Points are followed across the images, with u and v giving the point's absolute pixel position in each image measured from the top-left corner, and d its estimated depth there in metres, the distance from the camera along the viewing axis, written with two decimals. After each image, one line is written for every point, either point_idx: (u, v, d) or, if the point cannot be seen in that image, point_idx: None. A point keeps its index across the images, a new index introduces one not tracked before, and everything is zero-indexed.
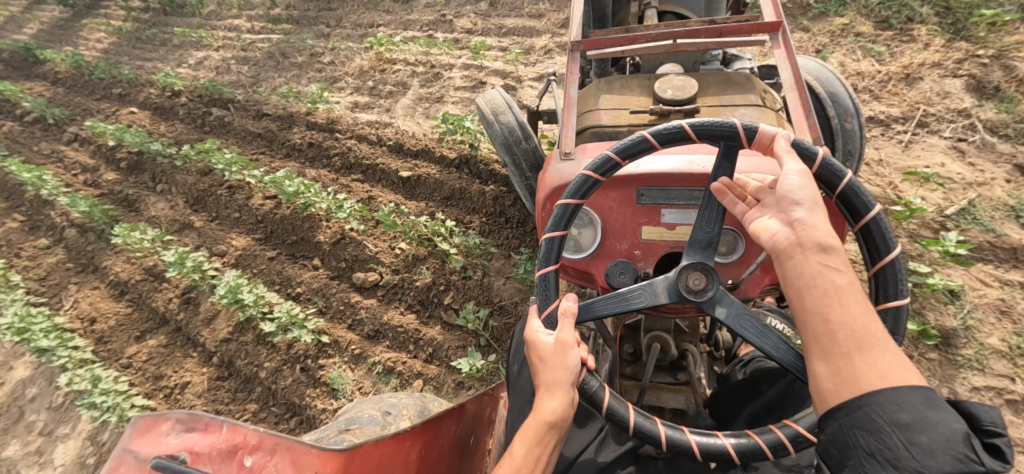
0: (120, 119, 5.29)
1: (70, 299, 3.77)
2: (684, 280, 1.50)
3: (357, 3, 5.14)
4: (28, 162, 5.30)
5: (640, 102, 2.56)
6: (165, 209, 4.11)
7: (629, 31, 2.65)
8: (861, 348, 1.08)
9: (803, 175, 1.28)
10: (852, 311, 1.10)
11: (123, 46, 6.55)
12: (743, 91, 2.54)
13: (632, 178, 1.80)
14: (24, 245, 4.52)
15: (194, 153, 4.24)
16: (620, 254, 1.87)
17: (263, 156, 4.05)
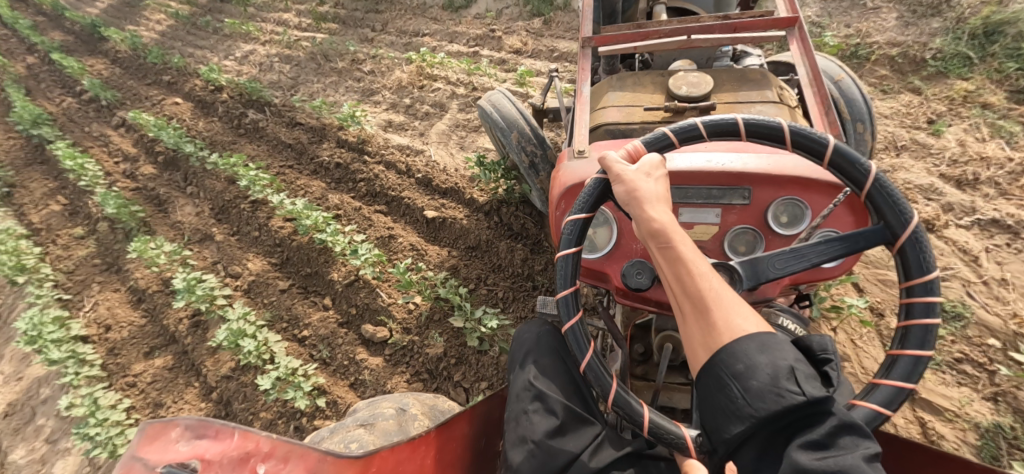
0: (163, 109, 5.24)
1: (91, 301, 3.75)
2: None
3: (408, 10, 4.88)
4: (77, 144, 5.37)
5: (653, 98, 2.54)
6: (190, 215, 4.01)
7: (643, 27, 2.72)
8: (714, 314, 1.21)
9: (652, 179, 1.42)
10: (696, 285, 1.24)
11: (179, 30, 6.54)
12: (760, 88, 2.54)
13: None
14: (60, 232, 4.56)
15: (222, 162, 4.07)
16: (637, 254, 1.78)
17: (289, 173, 3.83)
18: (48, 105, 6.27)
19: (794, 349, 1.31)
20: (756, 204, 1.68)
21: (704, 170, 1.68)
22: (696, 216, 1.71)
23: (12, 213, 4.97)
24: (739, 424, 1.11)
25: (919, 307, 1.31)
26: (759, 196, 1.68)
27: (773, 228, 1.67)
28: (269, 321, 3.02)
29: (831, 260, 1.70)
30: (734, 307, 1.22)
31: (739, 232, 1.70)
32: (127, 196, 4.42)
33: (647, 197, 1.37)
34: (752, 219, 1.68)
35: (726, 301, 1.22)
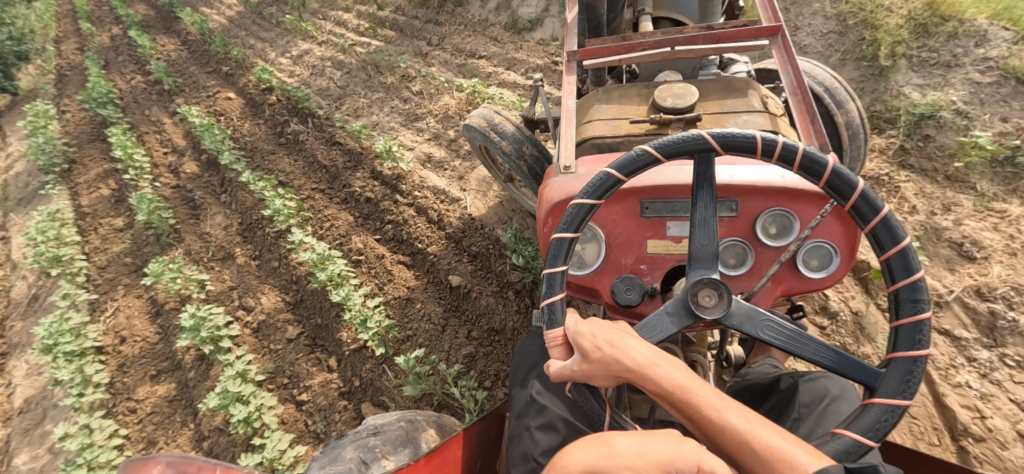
0: (215, 102, 5.15)
1: (112, 307, 3.69)
2: (695, 302, 1.51)
3: (468, 27, 4.51)
4: (134, 127, 5.40)
5: (639, 111, 2.42)
6: (219, 227, 3.88)
7: (625, 38, 2.62)
8: (756, 465, 1.20)
9: (637, 341, 1.42)
10: (720, 436, 1.26)
11: (246, 17, 6.45)
12: (746, 97, 2.43)
13: (635, 191, 1.81)
14: (102, 220, 4.56)
15: (257, 179, 3.87)
16: (627, 268, 1.88)
17: (316, 200, 3.57)
18: (117, 81, 6.36)
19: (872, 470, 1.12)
20: (744, 217, 1.77)
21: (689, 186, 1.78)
22: (683, 229, 1.84)
23: (66, 192, 5.05)
24: None
25: (905, 288, 1.37)
26: (746, 207, 1.76)
27: (762, 239, 1.76)
28: (269, 373, 2.80)
29: (822, 268, 1.77)
30: (767, 442, 1.21)
31: (729, 246, 1.80)
32: (166, 196, 4.34)
33: (632, 360, 1.36)
34: (741, 233, 1.78)
35: (760, 442, 1.21)
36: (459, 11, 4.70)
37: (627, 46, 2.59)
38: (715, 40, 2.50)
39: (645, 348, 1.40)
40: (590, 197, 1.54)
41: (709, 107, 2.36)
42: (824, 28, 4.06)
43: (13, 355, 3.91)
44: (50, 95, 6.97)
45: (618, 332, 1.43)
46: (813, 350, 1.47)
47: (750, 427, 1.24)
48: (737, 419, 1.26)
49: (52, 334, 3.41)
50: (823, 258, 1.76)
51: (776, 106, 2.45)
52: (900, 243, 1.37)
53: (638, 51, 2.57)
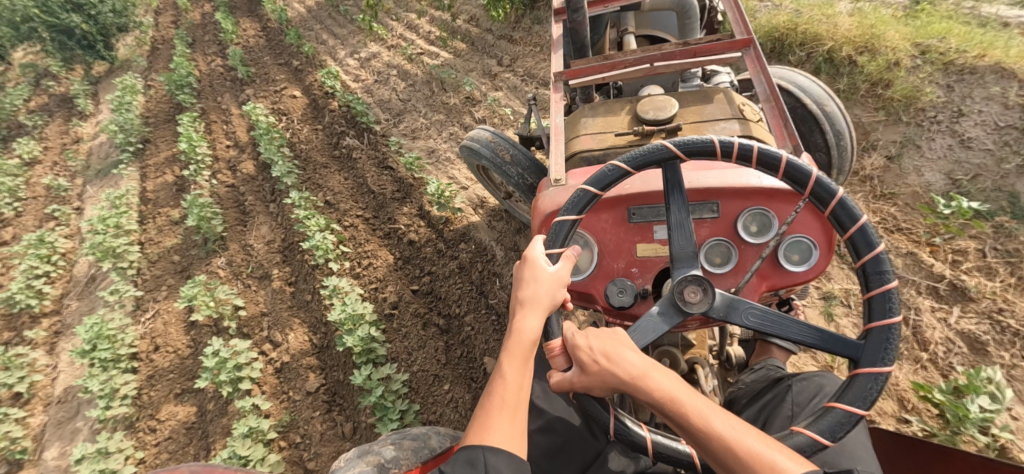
0: (280, 99, 5.05)
1: (153, 309, 3.66)
2: (683, 299, 1.62)
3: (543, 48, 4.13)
4: (205, 114, 5.44)
5: (621, 123, 2.45)
6: (263, 239, 3.75)
7: (607, 57, 2.71)
8: (738, 468, 1.31)
9: (632, 350, 1.51)
10: (704, 442, 1.36)
11: (324, 9, 6.35)
12: (725, 107, 2.44)
13: (621, 200, 1.92)
14: (161, 210, 4.58)
15: (305, 201, 3.58)
16: (619, 272, 1.97)
17: (356, 232, 3.33)
18: (198, 62, 6.44)
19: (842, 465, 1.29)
20: (724, 217, 1.83)
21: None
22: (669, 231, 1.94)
23: (136, 174, 5.14)
24: None
25: (872, 264, 1.50)
26: (726, 208, 1.82)
27: (742, 235, 1.80)
28: (283, 429, 2.62)
29: (804, 261, 1.79)
30: (750, 447, 1.32)
31: (713, 245, 1.83)
32: (219, 195, 4.28)
33: (630, 371, 1.46)
34: (723, 232, 1.82)
35: (745, 449, 1.32)
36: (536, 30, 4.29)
37: (610, 65, 2.65)
38: (692, 53, 2.60)
39: (639, 357, 1.49)
40: (571, 212, 1.74)
41: (688, 117, 2.38)
42: (1002, 120, 3.06)
43: (65, 336, 4.01)
44: (141, 68, 7.24)
45: (613, 340, 1.53)
46: (796, 331, 1.58)
47: (734, 434, 1.34)
48: (721, 427, 1.36)
49: (92, 338, 3.39)
50: (804, 252, 1.77)
51: (751, 113, 2.46)
52: (857, 223, 1.52)
53: (622, 69, 2.65)
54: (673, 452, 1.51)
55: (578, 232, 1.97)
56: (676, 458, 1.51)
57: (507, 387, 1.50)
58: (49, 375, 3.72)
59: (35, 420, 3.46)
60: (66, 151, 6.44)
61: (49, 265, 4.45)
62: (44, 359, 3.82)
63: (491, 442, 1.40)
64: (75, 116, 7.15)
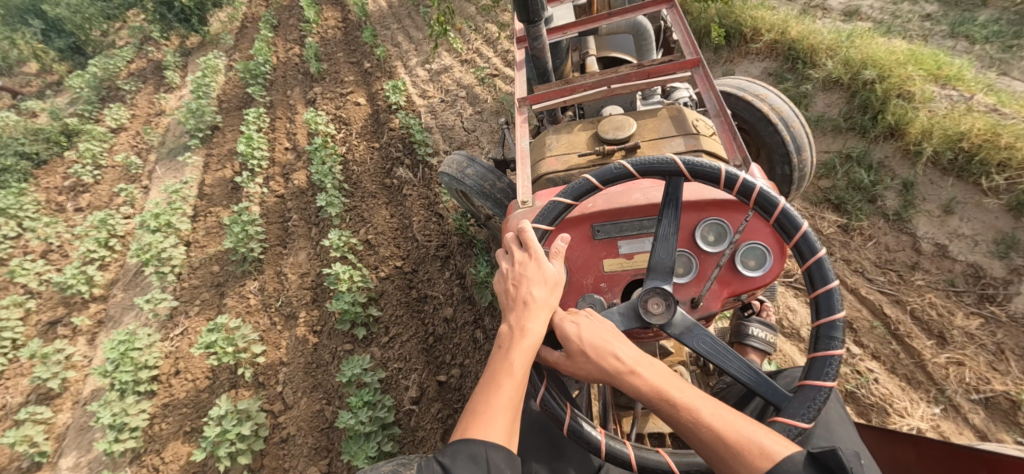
0: (344, 105, 4.80)
1: (181, 326, 3.47)
2: (647, 312, 1.56)
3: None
4: (273, 108, 5.30)
5: (584, 144, 2.47)
6: (298, 268, 3.49)
7: (566, 80, 2.70)
8: (728, 455, 1.32)
9: (618, 338, 1.47)
10: (688, 425, 1.37)
11: (405, 7, 6.04)
12: (681, 125, 2.46)
13: (586, 216, 1.87)
14: (213, 207, 4.41)
15: (343, 242, 3.21)
16: (586, 288, 1.86)
17: (388, 298, 2.94)
18: (277, 48, 6.35)
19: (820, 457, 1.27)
20: (684, 229, 1.77)
21: (634, 206, 1.84)
22: (636, 246, 1.85)
23: (200, 162, 5.06)
24: None
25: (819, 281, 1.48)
26: (684, 222, 1.78)
27: (699, 246, 1.74)
28: None
29: (759, 267, 1.73)
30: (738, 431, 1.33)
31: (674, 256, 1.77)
32: (268, 207, 4.06)
33: (621, 362, 1.42)
34: (683, 244, 1.77)
35: (733, 436, 1.32)
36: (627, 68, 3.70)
37: (569, 88, 2.65)
38: (646, 73, 2.62)
39: (629, 350, 1.45)
40: (568, 197, 1.66)
41: (645, 135, 2.42)
42: None
43: (105, 328, 3.93)
44: (227, 46, 7.29)
45: (599, 325, 1.49)
46: (735, 366, 1.52)
47: (722, 420, 1.34)
48: (708, 411, 1.36)
49: (116, 357, 3.19)
50: (759, 258, 1.72)
51: (705, 128, 2.48)
52: (799, 232, 1.51)
53: (581, 92, 2.65)
54: (653, 463, 1.46)
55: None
56: (654, 468, 1.46)
57: (509, 381, 1.40)
58: (82, 371, 3.65)
59: (58, 420, 3.37)
60: (148, 123, 6.57)
61: (105, 250, 4.42)
62: (80, 351, 3.75)
63: (489, 439, 1.32)
64: (163, 86, 7.33)
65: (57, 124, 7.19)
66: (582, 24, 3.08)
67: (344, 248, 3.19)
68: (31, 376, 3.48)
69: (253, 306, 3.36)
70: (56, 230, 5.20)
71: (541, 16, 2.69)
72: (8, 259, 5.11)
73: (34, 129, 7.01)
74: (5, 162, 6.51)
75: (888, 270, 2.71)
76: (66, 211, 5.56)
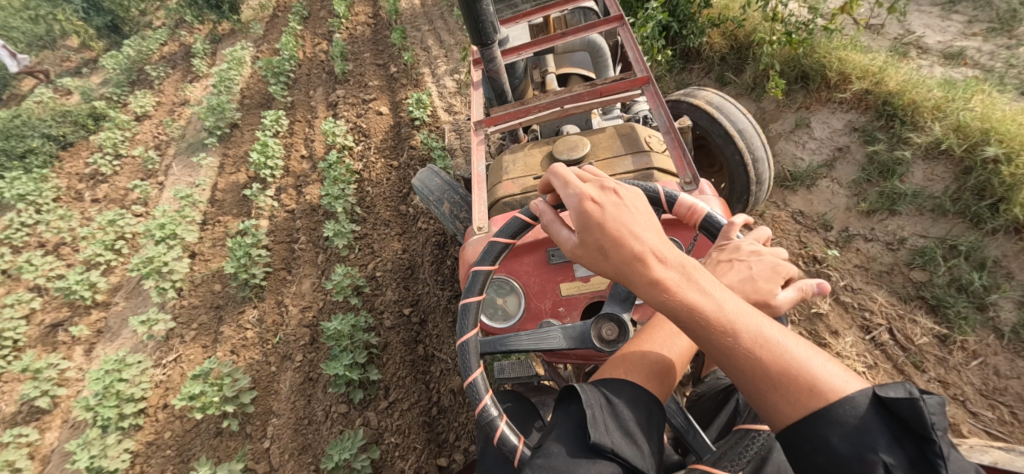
0: (365, 113, 4.50)
1: (175, 352, 3.24)
2: (595, 336, 1.39)
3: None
4: (294, 109, 5.05)
5: (540, 166, 2.34)
6: (299, 298, 3.21)
7: (521, 101, 2.53)
8: (768, 384, 1.06)
9: (649, 232, 1.24)
10: (724, 351, 1.11)
11: (438, 7, 5.70)
12: (637, 142, 2.35)
13: (540, 240, 1.91)
14: (221, 216, 4.15)
15: (348, 284, 2.92)
16: (546, 313, 1.88)
17: (389, 358, 2.62)
18: (304, 43, 6.09)
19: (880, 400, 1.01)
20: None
21: None
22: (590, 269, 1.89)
23: (215, 163, 4.86)
24: None
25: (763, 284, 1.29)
26: None
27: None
28: None
29: None
30: (786, 360, 1.06)
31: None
32: (275, 223, 3.78)
33: (652, 261, 1.20)
34: None
35: (774, 360, 1.07)
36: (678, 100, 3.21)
37: (524, 110, 2.47)
38: (599, 91, 2.43)
39: (666, 248, 1.22)
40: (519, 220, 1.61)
41: (601, 157, 2.30)
42: None
43: (104, 339, 3.74)
44: (257, 37, 7.12)
45: (631, 216, 1.27)
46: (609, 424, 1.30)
47: (765, 340, 1.09)
48: (748, 333, 1.10)
49: (100, 390, 2.95)
50: None
51: (659, 144, 2.38)
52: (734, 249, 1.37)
53: (537, 113, 2.46)
54: None
55: (500, 277, 1.90)
56: None
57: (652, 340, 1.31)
58: (75, 386, 3.47)
59: (44, 442, 3.20)
60: (172, 113, 6.42)
61: (111, 253, 4.22)
62: (75, 365, 3.57)
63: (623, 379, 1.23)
64: (190, 74, 7.18)
65: (86, 106, 7.12)
66: (536, 42, 2.85)
67: (346, 294, 2.90)
68: (21, 392, 3.30)
69: (249, 339, 3.09)
70: (69, 223, 5.08)
71: (493, 37, 2.47)
72: (23, 249, 5.04)
73: (63, 111, 6.97)
74: (32, 144, 6.47)
75: (998, 405, 2.01)
76: (83, 201, 5.45)
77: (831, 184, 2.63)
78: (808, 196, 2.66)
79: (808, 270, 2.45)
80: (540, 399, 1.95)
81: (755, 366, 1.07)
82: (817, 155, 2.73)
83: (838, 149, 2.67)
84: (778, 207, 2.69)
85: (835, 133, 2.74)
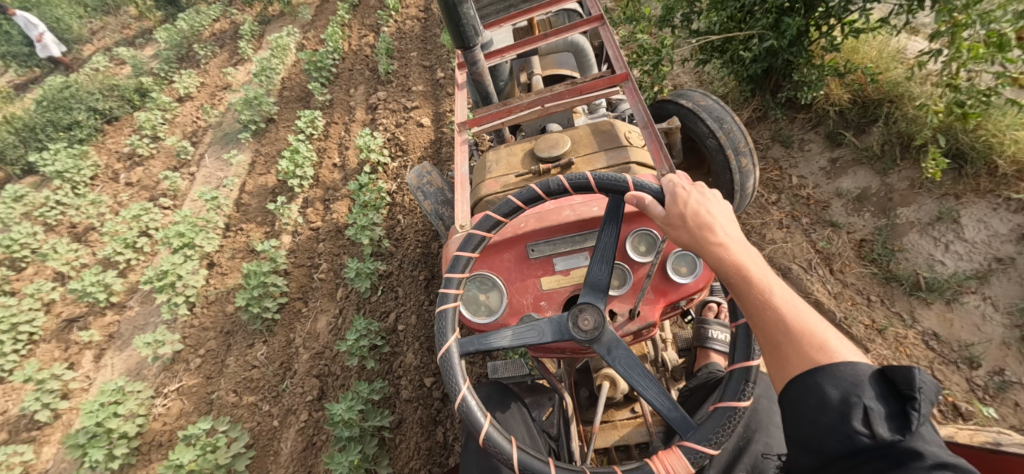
0: (405, 123, 4.13)
1: (179, 381, 2.96)
2: (574, 327, 1.40)
3: (762, 207, 2.45)
4: (332, 109, 4.73)
5: (522, 163, 2.26)
6: (311, 338, 2.87)
7: (503, 101, 2.45)
8: (784, 339, 1.11)
9: (717, 202, 1.29)
10: (748, 299, 1.17)
11: None
12: (614, 138, 2.27)
13: (518, 234, 1.73)
14: (245, 223, 3.86)
15: (364, 347, 2.55)
16: (526, 309, 1.69)
17: (403, 442, 2.27)
18: (350, 34, 5.79)
19: (890, 371, 0.99)
20: (615, 242, 1.68)
21: (565, 223, 1.71)
22: (572, 262, 1.71)
23: (247, 161, 4.60)
24: (828, 450, 0.99)
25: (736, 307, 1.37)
26: (616, 235, 1.69)
27: (630, 256, 1.63)
28: None
29: (691, 272, 1.63)
30: (810, 325, 1.11)
31: None
32: (298, 242, 3.46)
33: (712, 223, 1.24)
34: (615, 257, 1.66)
35: (800, 325, 1.11)
36: (773, 154, 2.59)
37: (505, 108, 2.40)
38: (580, 90, 2.36)
39: (735, 228, 1.25)
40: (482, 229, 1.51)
41: (581, 153, 2.22)
42: None
43: (114, 347, 3.53)
44: (305, 23, 6.89)
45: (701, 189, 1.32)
46: (509, 336, 1.42)
47: (798, 308, 1.13)
48: (783, 298, 1.15)
49: (92, 426, 2.66)
50: (690, 263, 1.63)
51: (637, 140, 2.29)
52: None
53: (518, 113, 2.41)
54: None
55: (478, 273, 1.70)
56: None
57: None
58: (80, 398, 3.27)
59: (39, 459, 3.00)
60: (214, 97, 6.24)
61: (131, 251, 3.99)
62: (80, 376, 3.35)
63: None
64: (236, 55, 7.00)
65: (133, 81, 7.03)
66: (519, 45, 2.75)
67: (362, 355, 2.54)
68: (21, 405, 3.09)
69: (256, 380, 2.79)
70: (99, 209, 4.90)
71: (476, 41, 2.44)
72: (56, 228, 4.94)
73: (110, 84, 6.90)
74: (78, 117, 6.42)
75: None
76: (117, 184, 5.31)
77: (982, 303, 1.95)
78: (946, 314, 1.97)
79: (944, 424, 1.79)
80: (534, 399, 1.86)
81: (780, 324, 1.12)
82: (965, 262, 2.02)
83: (997, 259, 1.98)
84: (903, 323, 1.99)
85: (995, 238, 2.02)
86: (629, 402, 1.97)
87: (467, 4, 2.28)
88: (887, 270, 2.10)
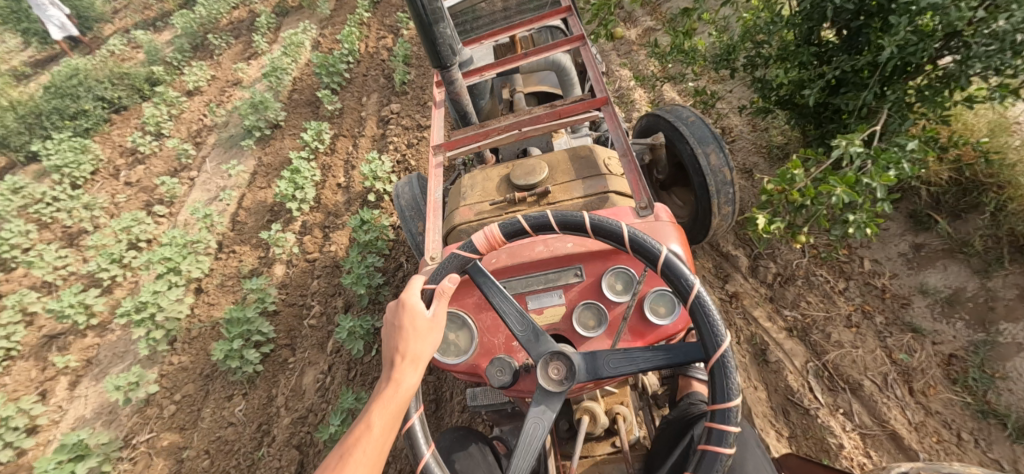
0: (417, 143, 3.78)
1: (149, 432, 2.69)
2: (543, 374, 1.25)
3: (826, 296, 2.06)
4: (342, 119, 4.40)
5: (498, 190, 2.02)
6: (293, 396, 2.57)
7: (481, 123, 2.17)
8: None
9: None
10: None
11: None
12: (594, 165, 2.01)
13: (490, 269, 1.61)
14: (238, 245, 3.56)
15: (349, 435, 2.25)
16: (498, 350, 1.54)
17: None
18: (368, 35, 5.43)
19: None
20: (590, 278, 1.57)
21: (539, 258, 1.59)
22: (545, 300, 1.56)
23: (248, 171, 4.30)
24: None
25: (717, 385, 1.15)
26: (591, 273, 1.57)
27: (606, 295, 1.51)
28: None
29: (670, 313, 1.47)
30: None
31: (582, 309, 1.52)
32: (290, 275, 3.14)
33: None
34: (591, 295, 1.53)
35: None
36: None
37: (481, 130, 2.11)
38: (558, 113, 2.07)
39: None
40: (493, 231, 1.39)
41: (559, 182, 1.97)
42: None
43: (91, 375, 3.27)
44: (324, 18, 6.55)
45: None
46: (642, 360, 1.24)
47: None
48: None
49: None
50: (670, 304, 1.46)
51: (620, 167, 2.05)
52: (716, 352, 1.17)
53: (495, 136, 2.12)
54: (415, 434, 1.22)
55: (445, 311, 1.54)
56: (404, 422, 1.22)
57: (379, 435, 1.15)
58: (48, 433, 3.02)
59: None
60: (224, 92, 5.94)
61: (117, 268, 3.72)
62: (51, 409, 3.10)
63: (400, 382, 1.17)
64: (251, 48, 6.70)
65: (144, 69, 6.78)
66: (498, 65, 2.42)
67: None
68: None
69: (229, 442, 2.50)
70: (93, 212, 4.65)
71: (454, 59, 2.11)
72: (49, 227, 4.71)
73: (120, 72, 6.64)
74: (85, 105, 6.20)
75: None
76: (117, 182, 5.06)
77: None
78: None
79: None
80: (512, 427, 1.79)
81: None
82: None
83: None
84: None
85: None
86: (611, 436, 1.67)
87: (444, 22, 1.93)
88: (985, 401, 1.72)
